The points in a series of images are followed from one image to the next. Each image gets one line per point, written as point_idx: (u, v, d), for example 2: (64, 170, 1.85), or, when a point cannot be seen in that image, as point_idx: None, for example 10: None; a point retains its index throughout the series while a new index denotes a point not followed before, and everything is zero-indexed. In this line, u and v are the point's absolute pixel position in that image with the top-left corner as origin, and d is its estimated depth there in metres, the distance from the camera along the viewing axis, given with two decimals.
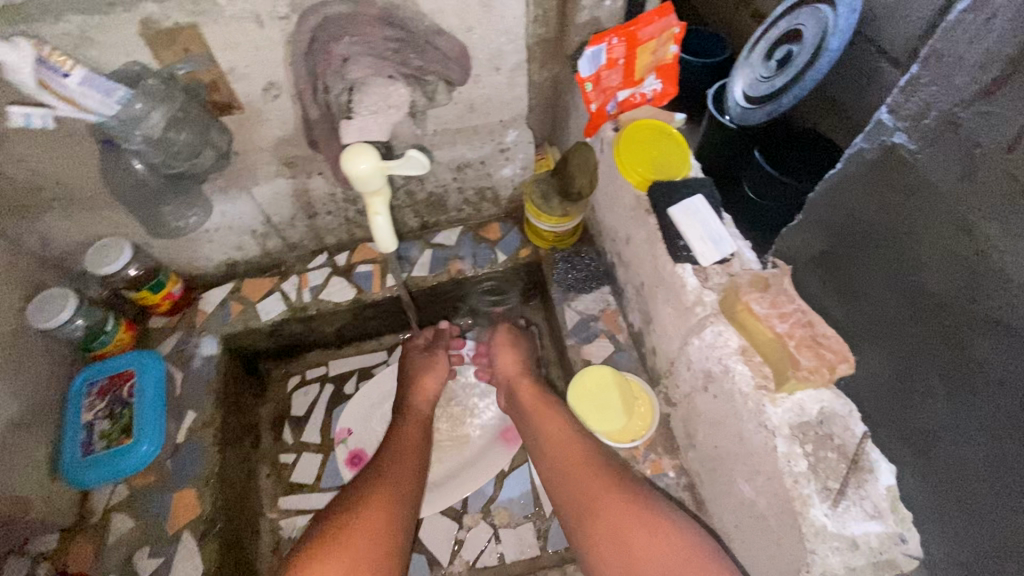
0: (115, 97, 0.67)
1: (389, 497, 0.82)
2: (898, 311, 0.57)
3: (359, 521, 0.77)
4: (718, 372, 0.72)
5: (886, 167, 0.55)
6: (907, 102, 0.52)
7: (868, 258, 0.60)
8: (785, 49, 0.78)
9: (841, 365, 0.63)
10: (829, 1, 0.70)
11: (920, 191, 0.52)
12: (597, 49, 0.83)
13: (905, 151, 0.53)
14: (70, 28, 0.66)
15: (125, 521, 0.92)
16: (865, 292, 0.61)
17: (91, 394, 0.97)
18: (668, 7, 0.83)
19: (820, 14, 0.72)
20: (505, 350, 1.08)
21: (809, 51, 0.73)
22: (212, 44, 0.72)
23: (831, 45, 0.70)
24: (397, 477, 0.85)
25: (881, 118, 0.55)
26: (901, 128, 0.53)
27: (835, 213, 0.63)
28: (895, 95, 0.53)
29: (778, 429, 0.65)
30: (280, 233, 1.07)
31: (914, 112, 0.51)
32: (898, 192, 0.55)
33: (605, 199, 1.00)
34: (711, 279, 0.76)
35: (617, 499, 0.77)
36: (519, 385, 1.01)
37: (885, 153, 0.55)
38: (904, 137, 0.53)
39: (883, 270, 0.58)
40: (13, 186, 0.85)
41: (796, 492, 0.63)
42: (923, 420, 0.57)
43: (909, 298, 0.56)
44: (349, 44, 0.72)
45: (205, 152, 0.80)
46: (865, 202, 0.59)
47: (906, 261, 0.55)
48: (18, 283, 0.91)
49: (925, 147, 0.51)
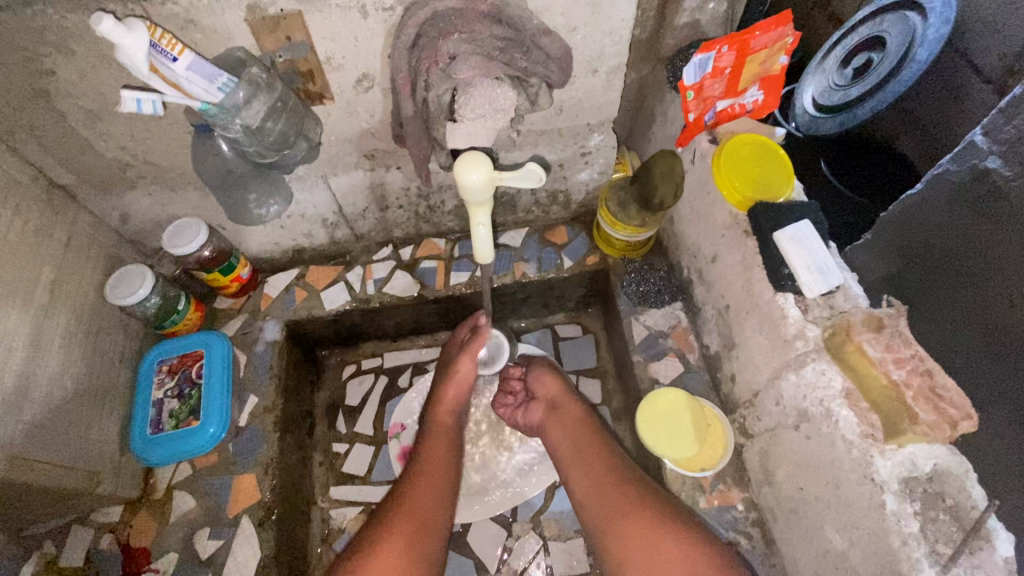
0: (217, 83, 0.66)
1: (418, 526, 0.79)
2: (964, 333, 0.60)
3: (396, 541, 0.77)
4: (817, 414, 0.69)
5: (976, 190, 0.57)
6: (1004, 126, 0.54)
7: (950, 285, 0.61)
8: (863, 57, 0.75)
9: (964, 423, 0.58)
10: (919, 9, 0.67)
11: (1015, 219, 0.53)
12: (705, 57, 0.80)
13: (998, 175, 0.55)
14: (178, 10, 0.65)
15: (186, 500, 0.93)
16: (932, 313, 0.64)
17: (161, 371, 0.98)
18: (787, 15, 0.75)
19: (908, 22, 0.69)
20: (543, 375, 0.98)
21: (893, 59, 0.70)
22: (314, 33, 0.70)
23: (919, 56, 0.67)
24: (427, 506, 0.82)
25: (974, 141, 0.57)
26: (994, 152, 0.55)
27: (910, 235, 0.65)
28: (993, 117, 0.54)
29: (887, 484, 0.61)
30: (350, 223, 1.07)
31: (1014, 137, 0.53)
32: (987, 219, 0.56)
33: (690, 212, 0.96)
34: (812, 311, 0.72)
35: (647, 532, 0.75)
36: (566, 407, 0.93)
37: (975, 177, 0.57)
38: (997, 161, 0.54)
39: (964, 297, 0.60)
40: (102, 162, 0.85)
41: (903, 553, 0.59)
42: (986, 438, 0.59)
43: (989, 328, 0.57)
44: (458, 42, 0.67)
45: (297, 144, 0.82)
46: (944, 224, 0.61)
47: (993, 291, 0.57)
48: (99, 257, 0.92)
49: (1020, 175, 0.52)
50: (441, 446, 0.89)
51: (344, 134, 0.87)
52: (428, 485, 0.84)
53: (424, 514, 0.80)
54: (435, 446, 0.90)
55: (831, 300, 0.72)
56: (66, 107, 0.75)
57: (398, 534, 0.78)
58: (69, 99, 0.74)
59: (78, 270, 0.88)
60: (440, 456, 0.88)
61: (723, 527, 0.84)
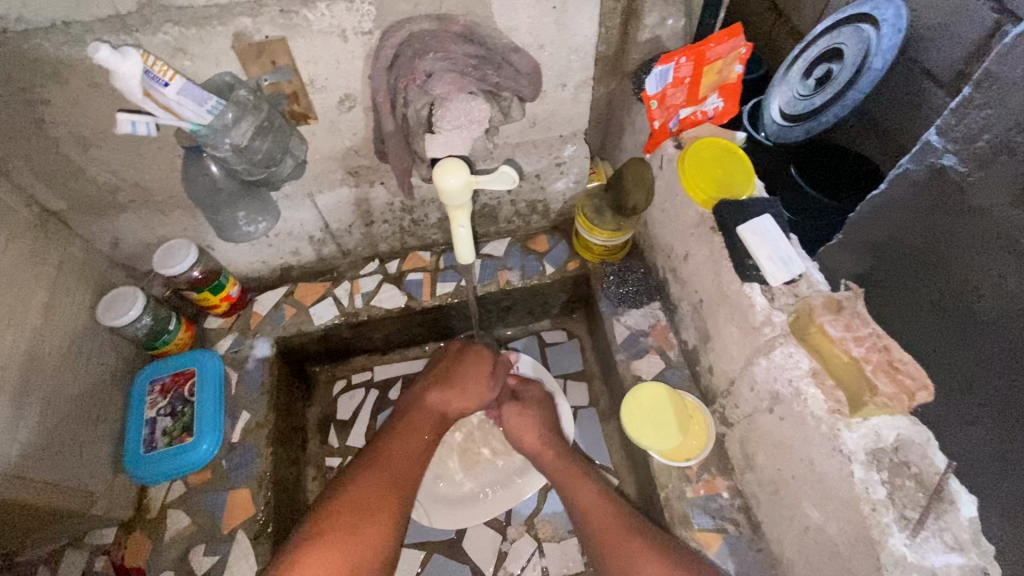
0: (207, 107, 0.70)
1: (390, 487, 0.83)
2: (930, 325, 0.66)
3: (372, 486, 0.82)
4: (787, 394, 0.73)
5: (932, 188, 0.63)
6: (956, 126, 0.59)
7: (920, 282, 0.66)
8: (825, 68, 0.87)
9: (921, 392, 0.64)
10: (871, 22, 0.81)
11: (971, 214, 0.59)
12: (665, 68, 0.85)
13: (954, 172, 0.60)
14: (167, 39, 0.69)
15: (181, 518, 0.93)
16: (901, 312, 0.70)
17: (154, 391, 1.00)
18: (740, 28, 0.82)
19: (862, 34, 0.82)
20: (523, 425, 0.97)
21: (850, 69, 0.83)
22: (298, 57, 0.75)
23: (874, 65, 0.79)
24: (404, 466, 0.86)
25: (930, 141, 0.62)
26: (950, 150, 0.60)
27: (874, 235, 0.71)
28: (947, 118, 0.60)
29: (854, 454, 0.65)
30: (337, 240, 1.10)
31: (965, 136, 0.58)
32: (946, 214, 0.62)
33: (662, 215, 1.00)
34: (778, 299, 0.76)
35: (649, 555, 0.76)
36: (545, 457, 0.94)
37: (933, 174, 0.62)
38: (953, 159, 0.60)
39: (922, 294, 0.66)
40: (93, 188, 0.88)
41: (874, 519, 0.62)
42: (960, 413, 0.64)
43: (957, 320, 0.62)
44: (434, 60, 0.73)
45: (285, 161, 0.86)
46: (907, 222, 0.67)
47: (953, 280, 0.63)
48: (90, 281, 0.94)
49: (976, 170, 0.58)
50: (425, 420, 0.94)
51: (329, 152, 0.91)
52: (403, 447, 0.89)
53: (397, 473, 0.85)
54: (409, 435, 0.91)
55: (795, 287, 0.76)
56: (59, 135, 0.78)
57: (372, 489, 0.81)
58: (62, 127, 0.77)
59: (70, 293, 0.90)
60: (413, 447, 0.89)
61: (709, 515, 0.87)
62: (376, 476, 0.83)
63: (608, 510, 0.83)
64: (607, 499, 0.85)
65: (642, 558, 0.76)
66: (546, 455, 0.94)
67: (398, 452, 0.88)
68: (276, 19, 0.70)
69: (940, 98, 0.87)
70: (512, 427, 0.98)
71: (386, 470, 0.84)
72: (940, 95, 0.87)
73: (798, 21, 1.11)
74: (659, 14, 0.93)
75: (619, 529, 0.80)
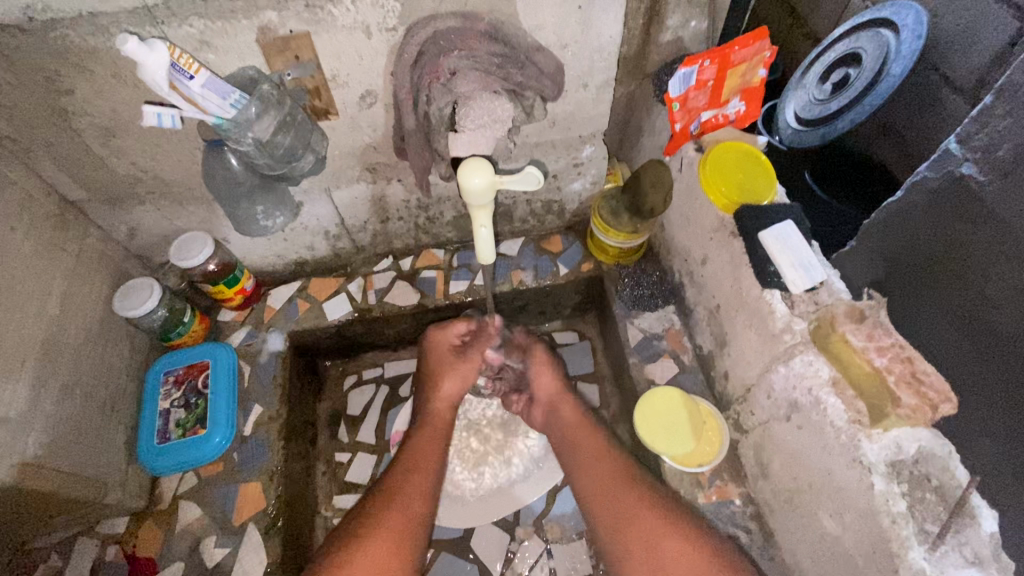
0: (230, 100, 0.70)
1: (420, 495, 0.82)
2: (947, 336, 0.66)
3: (385, 533, 0.77)
4: (806, 403, 0.72)
5: (951, 196, 0.62)
6: (976, 135, 0.58)
7: (940, 291, 0.66)
8: (842, 73, 0.86)
9: (943, 404, 0.64)
10: (891, 27, 0.79)
11: (989, 223, 0.58)
12: (689, 71, 0.84)
13: (973, 181, 0.59)
14: (192, 32, 0.69)
15: (192, 509, 0.94)
16: (920, 322, 0.69)
17: (167, 382, 1.00)
18: (765, 31, 0.82)
19: (880, 39, 0.80)
20: (539, 371, 0.98)
21: (868, 73, 0.81)
22: (321, 52, 0.75)
23: (893, 71, 0.78)
24: (411, 504, 0.81)
25: (949, 149, 0.61)
26: (969, 159, 0.59)
27: (891, 242, 0.70)
28: (966, 126, 0.59)
29: (874, 466, 0.64)
30: (352, 235, 1.10)
31: (985, 145, 0.57)
32: (965, 224, 0.61)
33: (679, 218, 1.00)
34: (798, 307, 0.76)
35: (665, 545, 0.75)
36: (563, 407, 0.95)
37: (952, 183, 0.61)
38: (972, 168, 0.59)
39: (941, 304, 0.66)
40: (112, 179, 0.88)
41: (893, 532, 0.61)
42: (973, 423, 0.64)
43: (975, 333, 0.62)
44: (459, 58, 0.72)
45: (305, 156, 0.85)
46: (925, 230, 0.66)
47: (971, 291, 0.62)
48: (107, 271, 0.95)
49: (995, 180, 0.57)
50: (432, 440, 0.90)
51: (347, 148, 0.91)
52: (414, 483, 0.83)
53: (417, 516, 0.80)
54: (429, 441, 0.90)
55: (816, 295, 0.76)
56: (82, 125, 0.78)
57: (405, 496, 0.81)
58: (85, 117, 0.77)
59: (87, 283, 0.90)
60: (432, 449, 0.89)
61: (721, 522, 0.86)
62: (391, 518, 0.78)
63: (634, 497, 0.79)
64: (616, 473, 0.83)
65: (669, 551, 0.73)
66: (563, 403, 0.95)
67: (423, 456, 0.87)
68: (301, 14, 0.70)
69: (960, 106, 0.84)
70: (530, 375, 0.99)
71: (400, 509, 0.80)
72: (960, 103, 0.84)
73: (820, 25, 1.10)
74: (683, 15, 0.92)
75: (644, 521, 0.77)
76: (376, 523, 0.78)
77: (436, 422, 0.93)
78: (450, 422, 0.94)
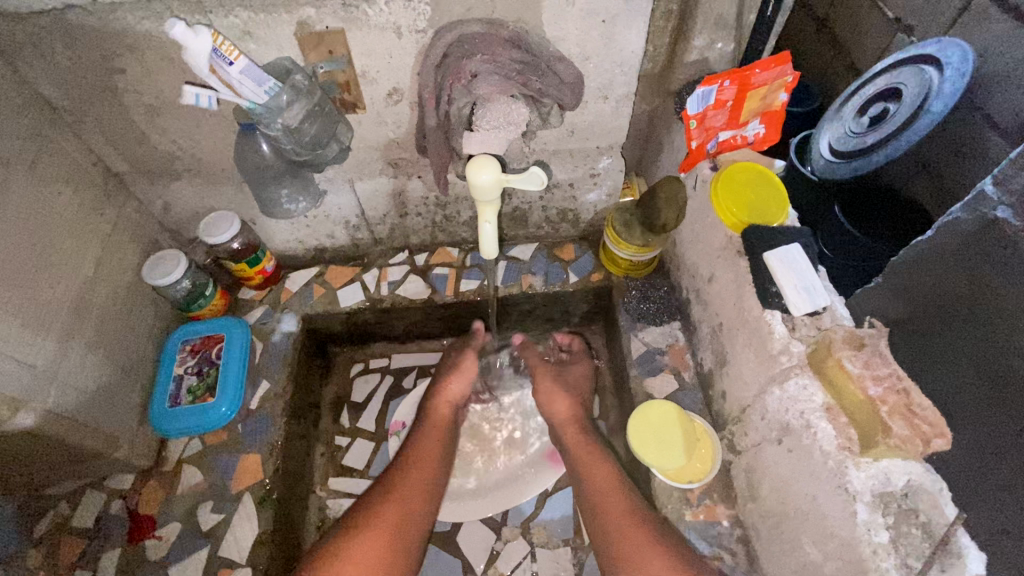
0: (264, 87, 0.75)
1: (419, 486, 0.85)
2: (972, 387, 0.60)
3: (382, 525, 0.78)
4: (797, 426, 0.72)
5: (982, 241, 0.57)
6: (1015, 177, 0.54)
7: (964, 334, 0.61)
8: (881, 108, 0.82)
9: (937, 440, 0.62)
10: (935, 63, 0.76)
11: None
12: (708, 89, 0.85)
13: (1008, 226, 0.55)
14: (236, 22, 0.74)
15: (194, 474, 0.98)
16: (940, 370, 0.63)
17: (184, 350, 1.05)
18: (787, 56, 0.82)
19: (923, 76, 0.77)
20: (554, 394, 1.01)
21: (909, 109, 0.78)
22: (353, 49, 0.79)
23: (933, 107, 0.74)
24: (411, 498, 0.83)
25: (984, 189, 0.57)
26: (1005, 202, 0.55)
27: (916, 285, 0.65)
28: (1004, 167, 0.55)
29: (859, 494, 0.64)
30: (370, 227, 1.14)
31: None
32: (997, 271, 0.56)
33: (690, 234, 1.00)
34: (799, 330, 0.75)
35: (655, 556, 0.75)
36: (570, 431, 0.97)
37: (985, 226, 0.57)
38: (1007, 212, 0.55)
39: (967, 352, 0.60)
40: (152, 155, 0.94)
41: (873, 563, 0.61)
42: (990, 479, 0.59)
43: (1002, 388, 0.56)
44: (480, 62, 0.76)
45: (330, 146, 0.90)
46: (952, 276, 0.61)
47: (1000, 342, 0.57)
48: (140, 241, 1.01)
49: None
50: (432, 439, 0.93)
51: (372, 142, 0.95)
52: (414, 478, 0.85)
53: (414, 508, 0.82)
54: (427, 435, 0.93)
55: (818, 320, 0.75)
56: (129, 102, 0.84)
57: (410, 487, 0.84)
58: (132, 95, 0.83)
59: (121, 250, 0.96)
60: (432, 448, 0.91)
61: (706, 542, 0.85)
62: (387, 506, 0.81)
63: (621, 511, 0.81)
64: (621, 487, 0.85)
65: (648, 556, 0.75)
66: (573, 429, 0.97)
67: (423, 451, 0.90)
68: (337, 11, 0.74)
69: None
70: (543, 398, 1.02)
71: (397, 501, 0.82)
72: None
73: (860, 57, 1.09)
74: (708, 36, 0.93)
75: (613, 527, 0.80)
76: (373, 513, 0.80)
77: (436, 420, 0.96)
78: (450, 423, 0.97)
